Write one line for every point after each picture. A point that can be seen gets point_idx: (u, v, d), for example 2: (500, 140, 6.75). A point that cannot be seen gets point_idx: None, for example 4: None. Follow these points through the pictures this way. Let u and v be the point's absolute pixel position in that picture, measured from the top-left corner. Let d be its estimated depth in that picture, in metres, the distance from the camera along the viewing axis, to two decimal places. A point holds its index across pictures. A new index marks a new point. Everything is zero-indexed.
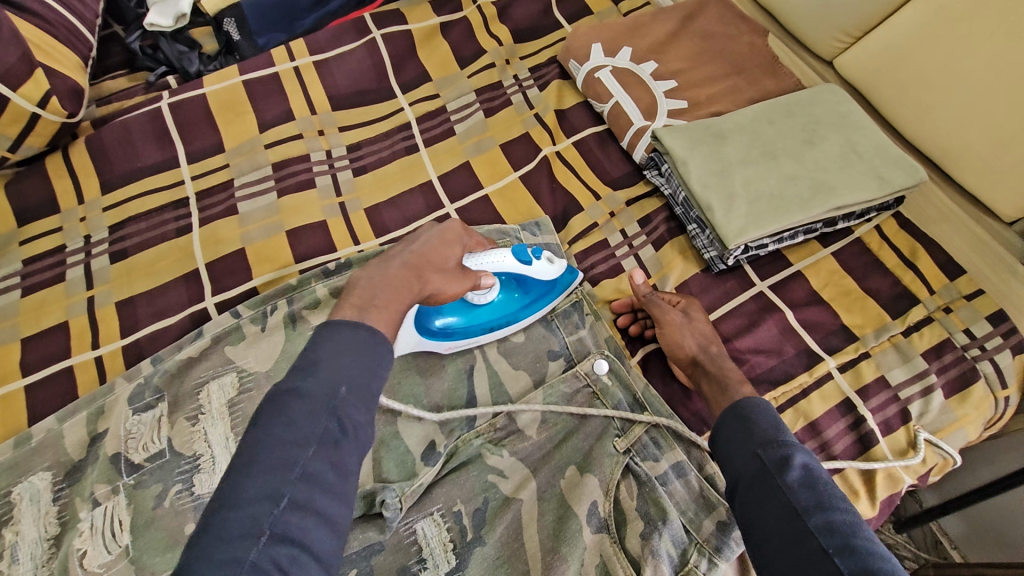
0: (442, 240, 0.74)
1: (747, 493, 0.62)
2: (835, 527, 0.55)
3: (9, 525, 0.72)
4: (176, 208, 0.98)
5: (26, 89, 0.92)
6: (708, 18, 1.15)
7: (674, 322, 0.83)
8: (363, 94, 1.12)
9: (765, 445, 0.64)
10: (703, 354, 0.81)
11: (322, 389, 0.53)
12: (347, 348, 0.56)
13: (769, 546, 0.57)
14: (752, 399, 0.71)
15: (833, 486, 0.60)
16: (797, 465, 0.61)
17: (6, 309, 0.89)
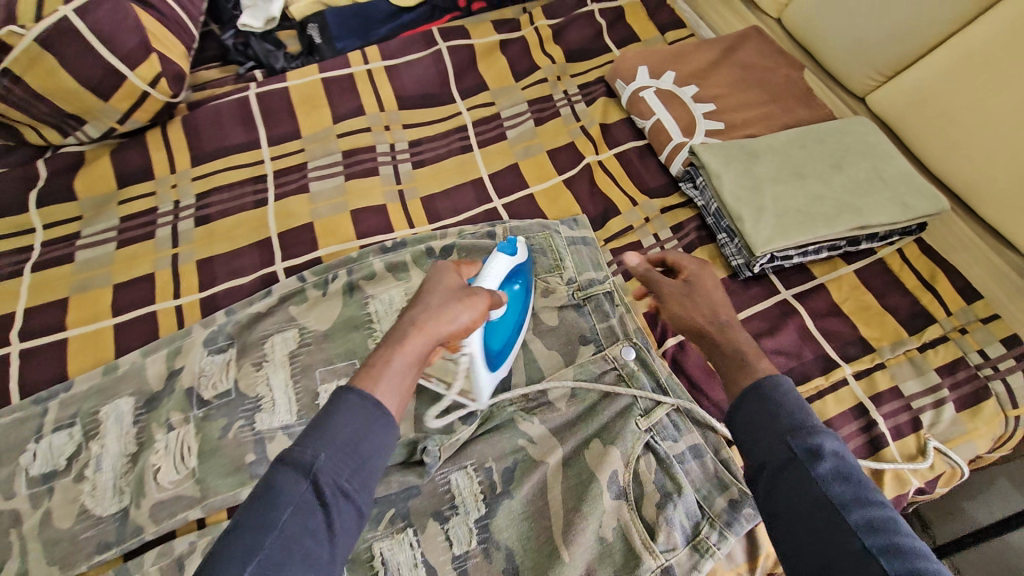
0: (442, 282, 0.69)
1: (771, 482, 0.57)
2: (876, 524, 0.51)
3: (95, 439, 0.81)
4: (255, 183, 1.09)
5: (141, 71, 1.06)
6: (748, 50, 1.25)
7: (675, 296, 0.81)
8: (427, 98, 1.24)
9: (790, 432, 0.58)
10: (713, 327, 0.75)
11: (304, 454, 0.54)
12: (343, 410, 0.57)
13: (801, 541, 0.52)
14: (776, 378, 0.63)
15: (863, 475, 0.56)
16: (829, 456, 0.55)
17: (102, 258, 1.01)
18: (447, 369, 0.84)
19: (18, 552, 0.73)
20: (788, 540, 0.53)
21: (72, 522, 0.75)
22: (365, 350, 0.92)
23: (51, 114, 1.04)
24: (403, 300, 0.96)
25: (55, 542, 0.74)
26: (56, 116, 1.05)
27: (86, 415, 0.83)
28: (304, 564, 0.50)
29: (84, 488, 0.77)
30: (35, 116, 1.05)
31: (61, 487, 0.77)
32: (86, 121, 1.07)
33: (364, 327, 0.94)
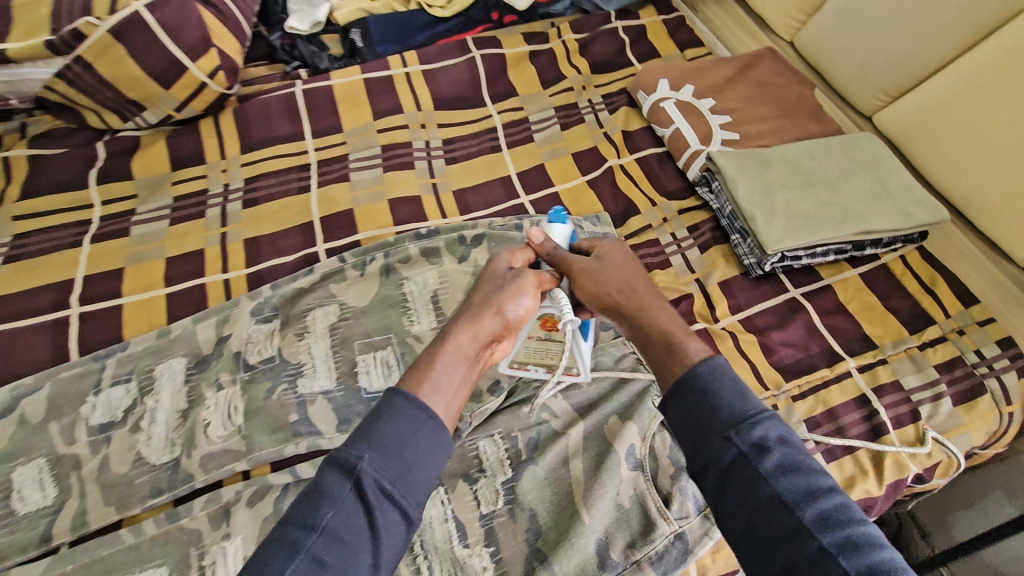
0: (502, 290, 0.75)
1: (721, 481, 0.58)
2: (828, 514, 0.53)
3: (150, 394, 0.87)
4: (300, 171, 1.17)
5: (202, 63, 1.14)
6: (762, 68, 1.33)
7: (586, 271, 0.80)
8: (461, 100, 1.32)
9: (734, 426, 0.58)
10: (625, 301, 0.76)
11: (348, 457, 0.58)
12: (389, 416, 0.60)
13: (758, 540, 0.54)
14: (711, 361, 0.63)
15: (809, 459, 0.57)
16: (774, 449, 0.57)
17: (156, 233, 1.08)
18: (536, 351, 0.90)
19: (77, 493, 0.79)
20: (745, 541, 0.55)
21: (128, 468, 0.81)
22: (400, 326, 0.98)
23: (115, 100, 1.13)
24: (436, 282, 1.02)
25: (111, 484, 0.79)
26: (118, 102, 1.13)
27: (142, 372, 0.89)
28: (348, 563, 0.54)
29: (140, 437, 0.83)
30: (99, 101, 1.13)
31: (118, 436, 0.83)
32: (145, 108, 1.15)
33: (399, 306, 1.00)
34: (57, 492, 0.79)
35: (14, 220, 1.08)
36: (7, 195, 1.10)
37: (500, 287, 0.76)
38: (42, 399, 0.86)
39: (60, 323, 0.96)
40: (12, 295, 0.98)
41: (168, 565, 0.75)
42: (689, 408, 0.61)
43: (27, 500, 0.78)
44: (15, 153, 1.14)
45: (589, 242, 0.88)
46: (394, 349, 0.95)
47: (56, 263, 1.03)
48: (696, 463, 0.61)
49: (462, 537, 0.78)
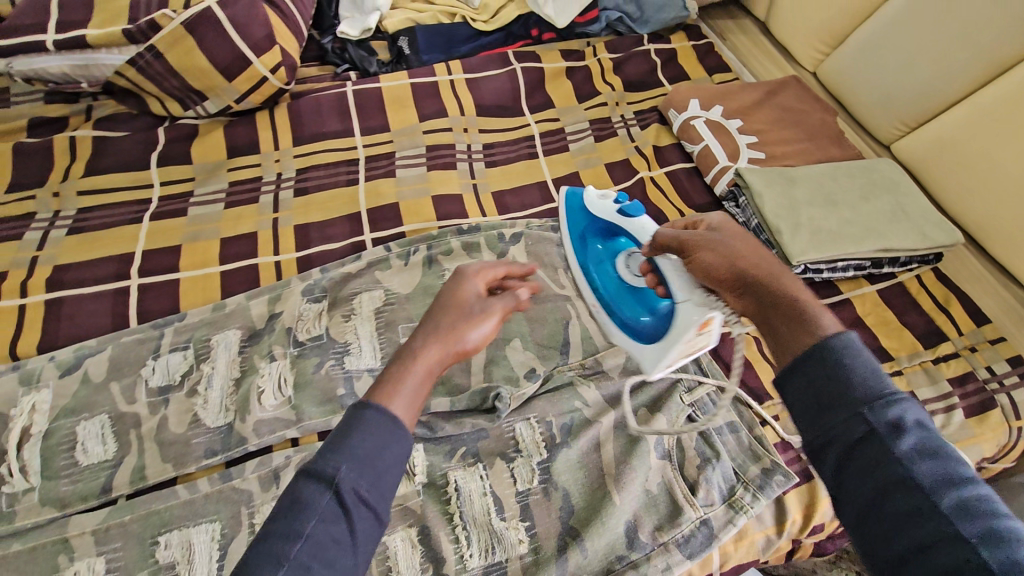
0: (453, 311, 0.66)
1: (843, 457, 0.53)
2: (968, 504, 0.48)
3: (206, 362, 0.92)
4: (349, 165, 1.23)
5: (265, 59, 1.20)
6: (788, 94, 1.41)
7: (704, 244, 0.72)
8: (501, 108, 1.39)
9: (866, 403, 0.53)
10: (757, 272, 0.66)
11: (324, 467, 0.53)
12: (360, 426, 0.55)
13: (884, 522, 0.49)
14: (843, 334, 0.56)
15: (946, 446, 0.52)
16: (910, 431, 0.51)
17: (212, 215, 1.14)
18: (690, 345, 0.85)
19: (136, 449, 0.83)
20: (867, 522, 0.50)
21: (185, 428, 0.85)
22: None
23: (179, 89, 1.19)
24: None
25: (169, 443, 0.84)
26: (183, 91, 1.20)
27: (199, 341, 0.94)
28: (329, 569, 0.50)
29: (197, 401, 0.88)
30: (164, 89, 1.19)
31: (175, 399, 0.88)
32: (207, 98, 1.21)
33: None
34: (117, 447, 0.83)
35: (79, 195, 1.14)
36: (73, 172, 1.16)
37: (451, 313, 0.66)
38: (103, 360, 0.90)
39: (120, 292, 1.01)
40: (76, 264, 1.04)
41: (220, 522, 0.79)
42: (810, 379, 0.55)
43: (90, 453, 0.82)
44: (82, 133, 1.20)
45: (691, 219, 0.81)
46: None
47: (118, 237, 1.08)
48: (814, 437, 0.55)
49: (499, 511, 0.82)
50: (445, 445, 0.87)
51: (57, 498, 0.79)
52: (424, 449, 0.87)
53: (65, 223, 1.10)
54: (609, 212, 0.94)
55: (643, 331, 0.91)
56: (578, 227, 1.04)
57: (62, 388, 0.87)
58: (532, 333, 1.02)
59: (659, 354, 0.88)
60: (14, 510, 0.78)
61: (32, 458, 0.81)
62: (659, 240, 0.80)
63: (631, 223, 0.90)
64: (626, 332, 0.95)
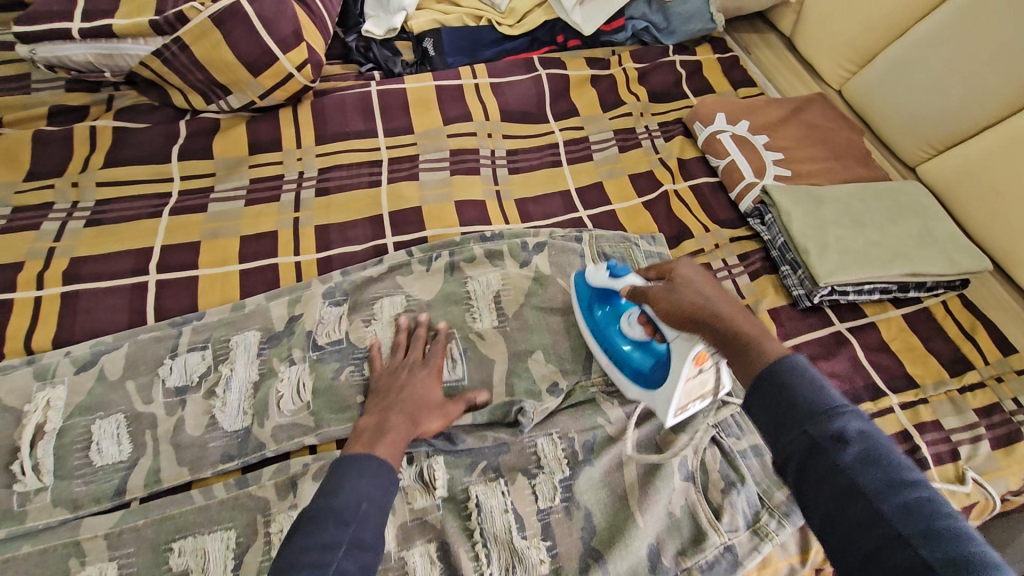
0: (426, 384, 0.89)
1: (796, 470, 0.56)
2: (913, 508, 0.50)
3: (225, 363, 0.91)
4: (371, 167, 1.22)
5: (292, 56, 1.19)
6: (815, 111, 1.39)
7: (663, 294, 0.79)
8: (526, 115, 1.38)
9: (810, 416, 0.56)
10: (704, 312, 0.73)
11: (348, 503, 0.69)
12: (366, 474, 0.73)
13: (837, 531, 0.52)
14: (788, 357, 0.62)
15: (896, 455, 0.54)
16: (854, 440, 0.54)
17: (232, 212, 1.12)
18: (697, 387, 0.84)
19: (151, 451, 0.82)
20: (825, 531, 0.53)
21: (202, 431, 0.84)
22: (463, 322, 1.02)
23: (203, 82, 1.17)
24: (498, 283, 1.06)
25: (185, 445, 0.83)
26: (207, 85, 1.18)
27: (218, 341, 0.93)
28: None
29: (215, 403, 0.87)
30: (189, 82, 1.17)
31: (192, 400, 0.87)
32: (231, 92, 1.19)
33: (462, 303, 1.03)
34: (133, 448, 0.82)
35: (97, 186, 1.12)
36: (92, 162, 1.14)
37: (421, 387, 0.88)
38: (120, 357, 0.89)
39: (137, 288, 0.99)
40: (94, 257, 1.02)
41: (235, 529, 0.77)
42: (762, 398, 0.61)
43: (105, 453, 0.81)
44: (102, 123, 1.18)
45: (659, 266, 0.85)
46: (454, 346, 0.98)
47: (136, 231, 1.07)
48: (774, 455, 0.59)
49: (520, 528, 0.81)
50: (465, 458, 0.86)
51: (71, 499, 0.78)
52: (444, 462, 0.85)
53: (83, 215, 1.08)
54: (601, 279, 0.92)
55: (649, 380, 0.88)
56: (581, 302, 0.99)
57: (78, 384, 0.86)
58: (555, 346, 1.01)
59: (668, 397, 0.84)
60: (26, 510, 0.77)
61: (46, 456, 0.80)
62: (636, 289, 0.84)
63: (620, 282, 0.89)
64: (636, 389, 0.91)
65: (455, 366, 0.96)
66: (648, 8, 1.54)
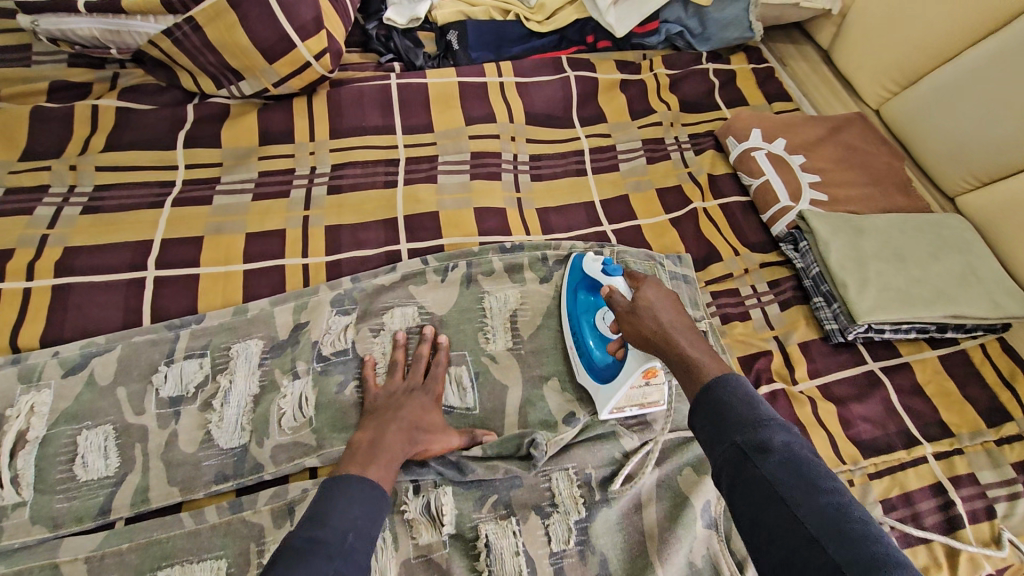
0: (425, 407, 0.83)
1: (729, 480, 0.63)
2: (826, 511, 0.56)
3: (224, 374, 0.86)
4: (388, 165, 1.15)
5: (310, 43, 1.12)
6: (854, 133, 1.30)
7: (625, 310, 0.84)
8: (551, 119, 1.31)
9: (740, 429, 0.64)
10: (657, 333, 0.80)
11: (334, 536, 0.64)
12: (353, 501, 0.68)
13: (760, 533, 0.58)
14: (725, 376, 0.70)
15: (813, 463, 0.60)
16: (777, 449, 0.61)
17: (238, 207, 1.05)
18: (638, 395, 0.87)
19: (140, 467, 0.78)
20: (753, 535, 0.59)
21: (196, 448, 0.80)
22: (475, 343, 0.96)
23: (214, 66, 1.10)
24: (516, 301, 1.00)
25: (178, 463, 0.79)
26: (218, 69, 1.11)
27: (217, 348, 0.87)
28: None
29: (211, 418, 0.82)
30: (199, 64, 1.10)
31: (187, 413, 0.82)
32: (243, 78, 1.12)
33: (476, 320, 0.98)
34: (120, 463, 0.78)
35: (96, 170, 1.05)
36: (92, 145, 1.08)
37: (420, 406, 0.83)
38: (112, 361, 0.84)
39: (134, 284, 0.93)
40: (89, 248, 0.96)
41: (226, 559, 0.73)
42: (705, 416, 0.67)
43: (90, 467, 0.77)
44: (105, 102, 1.11)
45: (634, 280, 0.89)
46: (468, 367, 0.93)
47: (135, 222, 1.00)
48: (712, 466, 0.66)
49: (531, 572, 0.77)
50: (475, 491, 0.82)
51: (50, 517, 0.74)
52: (453, 493, 0.81)
53: (80, 201, 1.02)
54: (595, 272, 0.92)
55: (596, 374, 0.90)
56: (568, 283, 0.98)
57: (65, 389, 0.81)
58: (571, 372, 0.95)
59: (608, 397, 0.87)
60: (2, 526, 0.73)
61: (27, 468, 0.76)
62: (613, 293, 0.87)
63: (610, 281, 0.90)
64: (582, 375, 0.92)
65: (465, 393, 0.91)
66: (684, 12, 1.45)
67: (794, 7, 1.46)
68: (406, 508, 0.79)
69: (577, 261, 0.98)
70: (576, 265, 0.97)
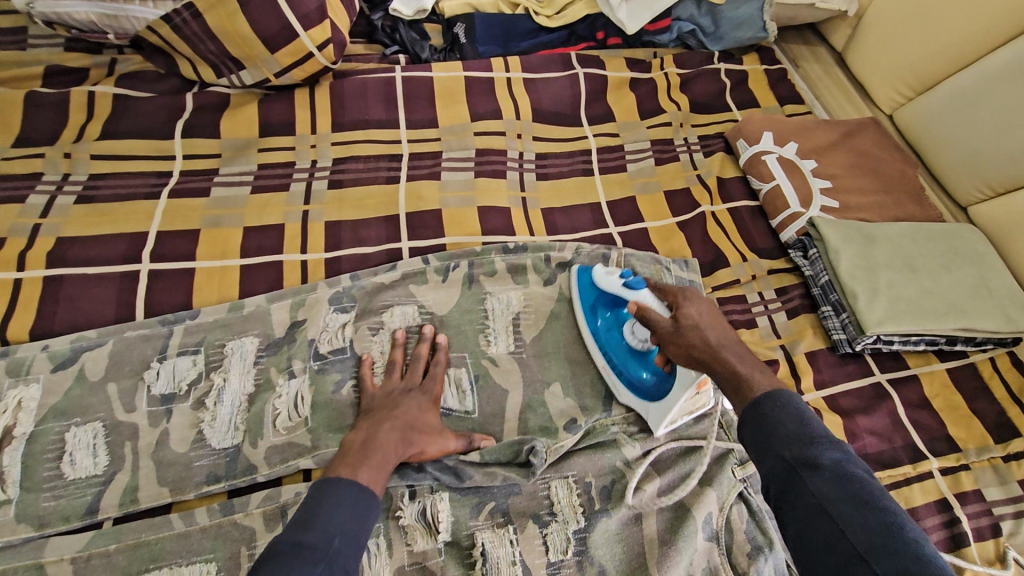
0: (422, 408, 0.82)
1: (778, 494, 0.62)
2: (876, 530, 0.55)
3: (218, 371, 0.84)
4: (390, 160, 1.13)
5: (313, 33, 1.09)
6: (867, 138, 1.27)
7: (666, 328, 0.79)
8: (558, 116, 1.28)
9: (789, 443, 0.62)
10: (706, 351, 0.75)
11: (319, 541, 0.62)
12: (341, 504, 0.66)
13: (808, 549, 0.58)
14: (776, 390, 0.68)
15: (867, 480, 0.59)
16: (828, 466, 0.60)
17: (237, 199, 1.03)
18: (688, 405, 0.85)
19: (130, 465, 0.76)
20: (799, 548, 0.59)
21: (188, 448, 0.78)
22: (476, 346, 0.94)
23: (215, 54, 1.08)
24: (519, 304, 0.98)
25: (168, 463, 0.77)
26: (218, 57, 1.08)
27: (212, 345, 0.85)
28: None
29: (203, 417, 0.80)
30: (199, 52, 1.07)
31: (179, 411, 0.80)
32: (244, 67, 1.10)
33: (478, 322, 0.95)
34: (109, 462, 0.76)
35: (91, 158, 1.03)
36: (88, 132, 1.05)
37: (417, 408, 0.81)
38: (103, 356, 0.82)
39: (127, 276, 0.91)
40: (82, 239, 0.94)
41: (216, 562, 0.71)
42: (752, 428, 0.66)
43: (77, 466, 0.75)
44: (102, 89, 1.09)
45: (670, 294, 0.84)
46: (468, 369, 0.91)
47: (130, 212, 0.98)
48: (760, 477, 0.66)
49: None
50: (472, 498, 0.80)
51: (36, 516, 0.72)
52: (449, 499, 0.79)
53: (74, 189, 1.00)
54: (615, 286, 0.89)
55: (643, 392, 0.87)
56: (584, 303, 0.95)
57: (53, 384, 0.79)
58: (573, 377, 0.93)
59: (662, 415, 0.85)
60: None
61: (12, 465, 0.74)
62: (645, 310, 0.82)
63: (635, 296, 0.86)
64: (627, 396, 0.89)
65: (464, 397, 0.89)
66: (697, 9, 1.42)
67: (808, 8, 1.43)
68: (401, 514, 0.77)
69: (585, 277, 0.96)
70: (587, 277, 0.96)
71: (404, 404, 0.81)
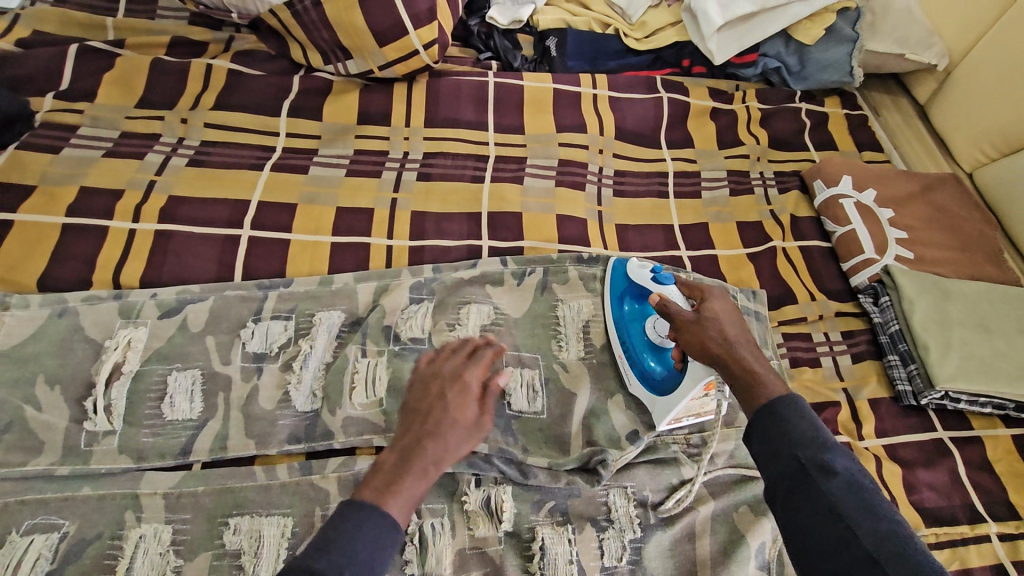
0: (453, 404, 0.73)
1: (783, 494, 0.61)
2: (886, 535, 0.55)
3: (306, 339, 0.88)
4: (477, 161, 1.17)
5: (422, 32, 1.14)
6: (947, 193, 1.26)
7: (689, 322, 0.81)
8: (639, 137, 1.31)
9: (804, 446, 0.62)
10: (721, 346, 0.77)
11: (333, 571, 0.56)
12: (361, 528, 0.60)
13: (813, 552, 0.57)
14: (788, 396, 0.68)
15: (876, 490, 0.60)
16: (840, 472, 0.60)
17: (332, 180, 1.08)
18: (696, 406, 0.87)
19: (221, 415, 0.81)
20: (806, 547, 0.58)
21: (274, 406, 0.83)
22: (549, 350, 0.96)
23: (327, 42, 1.14)
24: (588, 313, 1.00)
25: (255, 417, 0.82)
26: (330, 45, 1.14)
27: (303, 314, 0.91)
28: None
29: (290, 378, 0.85)
30: (313, 38, 1.14)
31: (269, 370, 0.85)
32: (351, 57, 1.16)
33: (551, 328, 0.98)
34: (204, 408, 0.81)
35: (205, 126, 1.10)
36: (204, 101, 1.12)
37: (442, 412, 0.72)
38: (204, 311, 0.88)
39: (229, 240, 0.97)
40: (191, 199, 1.00)
41: (293, 517, 0.76)
42: (764, 431, 0.66)
43: (176, 408, 0.80)
44: (219, 63, 1.16)
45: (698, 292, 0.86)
46: (538, 372, 0.93)
47: (236, 180, 1.04)
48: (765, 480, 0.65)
49: None
50: (534, 494, 0.83)
51: (136, 449, 0.78)
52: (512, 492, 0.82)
53: (186, 153, 1.06)
54: (645, 279, 0.92)
55: (653, 385, 0.89)
56: (614, 290, 0.98)
57: (159, 330, 0.85)
58: (614, 381, 0.95)
59: (666, 409, 0.87)
60: (91, 451, 0.77)
61: (119, 399, 0.79)
62: (668, 300, 0.85)
63: (661, 289, 0.89)
64: (637, 386, 0.92)
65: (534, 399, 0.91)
66: (785, 48, 1.41)
67: (898, 58, 1.43)
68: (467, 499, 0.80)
69: (619, 268, 0.99)
70: (620, 266, 0.99)
71: (440, 407, 0.73)
